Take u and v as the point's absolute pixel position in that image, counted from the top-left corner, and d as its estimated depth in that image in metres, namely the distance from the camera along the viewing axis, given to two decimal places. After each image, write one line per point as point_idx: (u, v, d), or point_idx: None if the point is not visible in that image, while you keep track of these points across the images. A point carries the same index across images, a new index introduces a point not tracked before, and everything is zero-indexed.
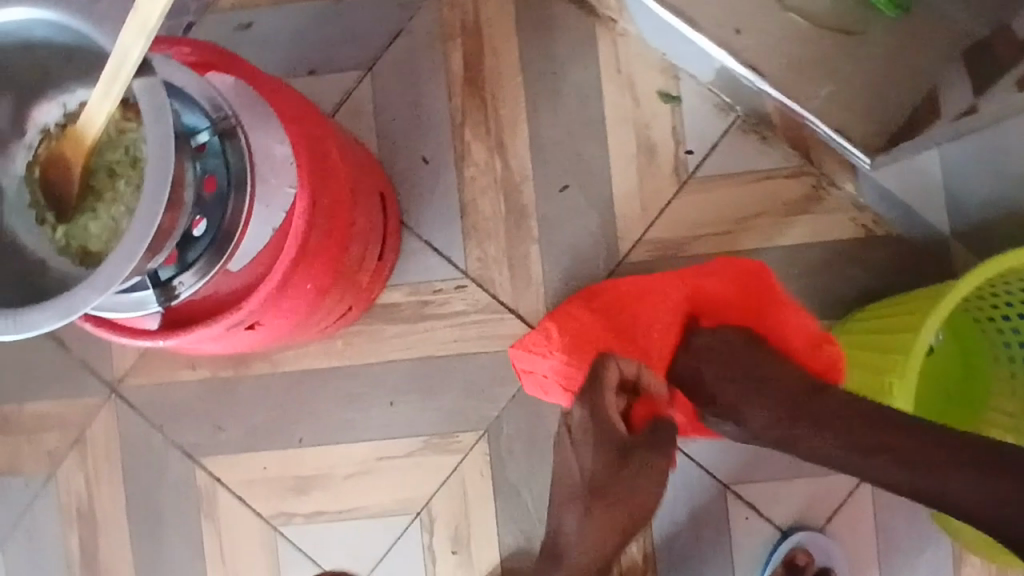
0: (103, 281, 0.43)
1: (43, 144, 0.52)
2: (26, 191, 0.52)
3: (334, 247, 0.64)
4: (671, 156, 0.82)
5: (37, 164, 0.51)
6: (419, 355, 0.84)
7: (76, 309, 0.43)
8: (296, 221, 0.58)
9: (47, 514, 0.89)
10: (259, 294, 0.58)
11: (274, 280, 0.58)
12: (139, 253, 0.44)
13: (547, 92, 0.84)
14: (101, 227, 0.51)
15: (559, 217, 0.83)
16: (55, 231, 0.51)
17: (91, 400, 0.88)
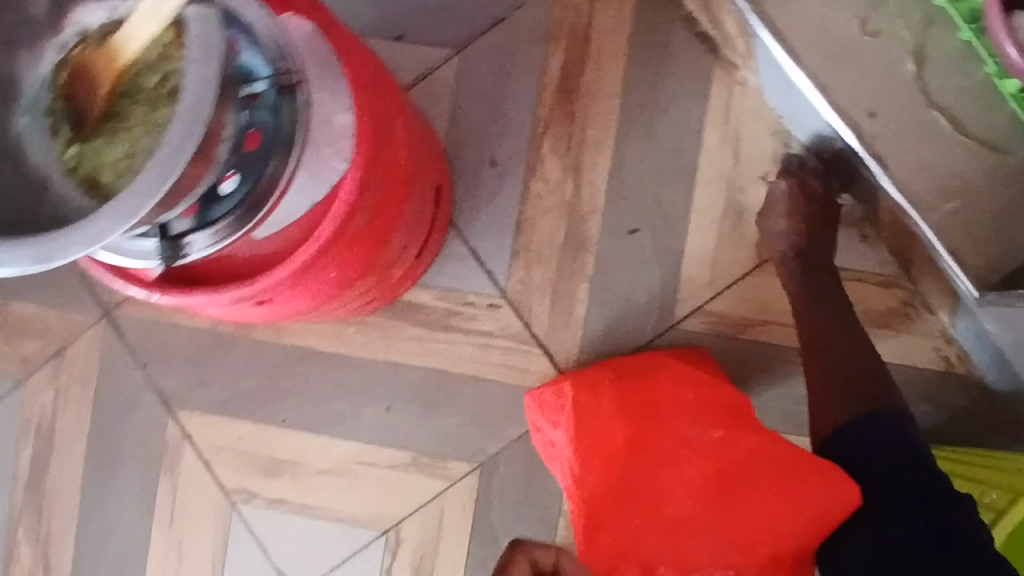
0: (93, 228, 0.36)
1: (77, 48, 0.44)
2: (45, 97, 0.44)
3: (373, 235, 0.57)
4: (757, 229, 0.74)
5: (67, 72, 0.44)
6: (431, 366, 0.77)
7: (55, 254, 0.36)
8: (338, 203, 0.51)
9: (6, 421, 0.84)
10: (277, 275, 0.51)
11: (297, 263, 0.51)
12: (144, 207, 0.37)
13: (642, 125, 0.76)
14: (121, 158, 0.43)
15: (619, 261, 0.76)
16: (68, 151, 0.44)
17: (81, 318, 0.82)
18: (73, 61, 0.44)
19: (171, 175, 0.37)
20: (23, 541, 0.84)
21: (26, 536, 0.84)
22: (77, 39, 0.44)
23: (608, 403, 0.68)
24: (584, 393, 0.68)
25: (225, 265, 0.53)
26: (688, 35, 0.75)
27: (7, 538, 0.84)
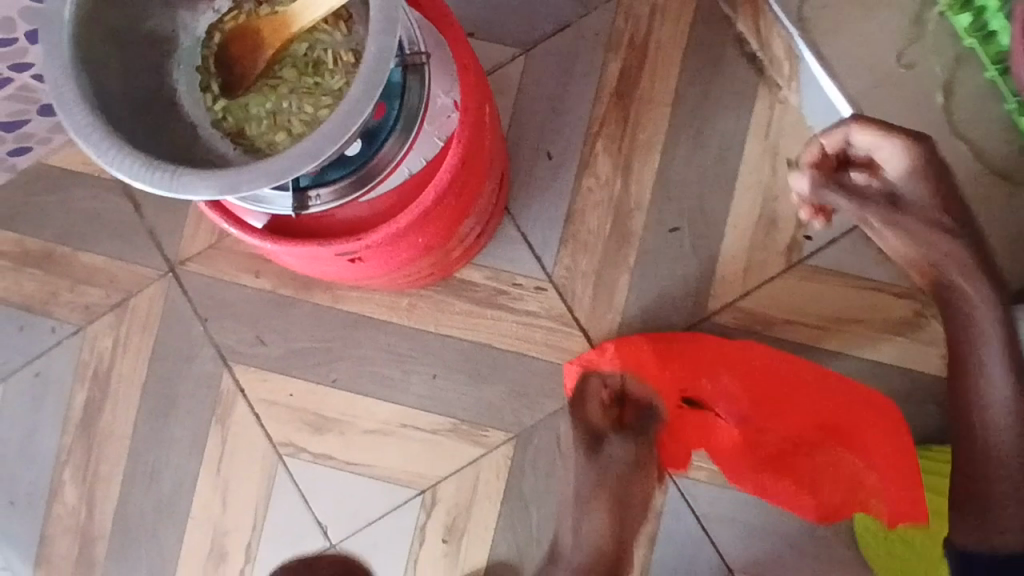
0: (277, 168, 0.41)
1: (233, 15, 0.51)
2: (200, 52, 0.51)
3: (457, 209, 0.63)
4: (788, 236, 0.81)
5: (223, 33, 0.50)
6: (478, 339, 0.83)
7: (240, 188, 0.41)
8: (440, 174, 0.57)
9: (63, 364, 0.88)
10: (381, 233, 0.57)
11: (400, 224, 0.56)
12: (324, 154, 0.42)
13: (690, 132, 0.82)
14: (265, 116, 0.50)
15: (659, 256, 0.82)
16: (215, 102, 0.50)
17: (146, 271, 0.87)
18: (228, 25, 0.50)
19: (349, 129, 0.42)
20: (68, 481, 0.87)
21: (72, 475, 0.87)
22: (232, 4, 0.51)
23: (649, 358, 0.78)
24: (625, 352, 0.78)
25: (328, 222, 0.58)
26: (738, 53, 0.82)
27: (52, 476, 0.88)
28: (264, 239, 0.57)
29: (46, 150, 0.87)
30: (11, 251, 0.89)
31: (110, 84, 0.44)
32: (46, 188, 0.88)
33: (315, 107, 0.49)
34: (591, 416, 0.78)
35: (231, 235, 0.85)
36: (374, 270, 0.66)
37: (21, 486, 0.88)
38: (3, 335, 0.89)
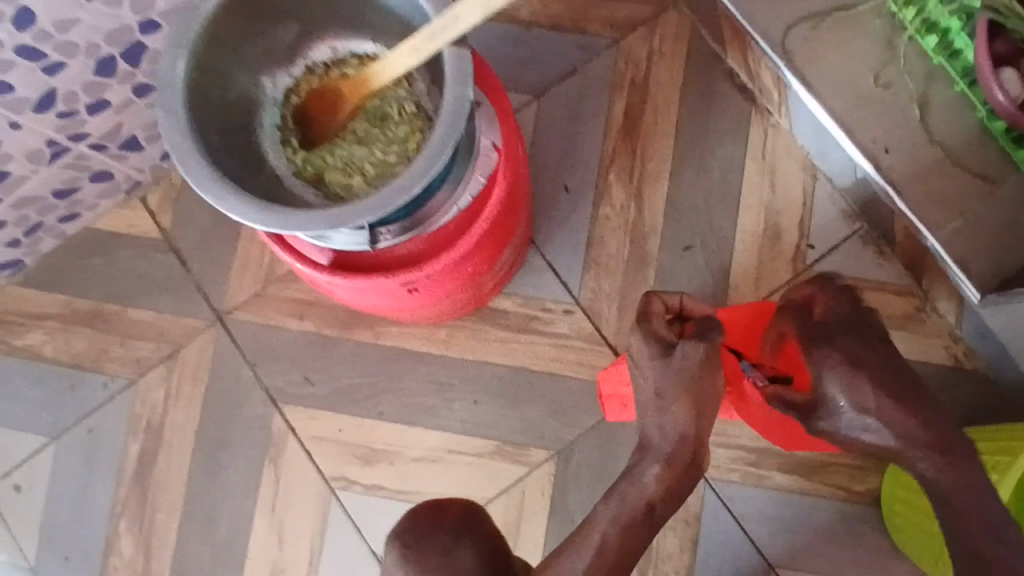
0: (377, 203, 0.49)
1: (308, 78, 0.63)
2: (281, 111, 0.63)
3: (497, 240, 0.72)
4: (793, 246, 0.88)
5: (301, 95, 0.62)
6: (514, 364, 0.88)
7: (344, 221, 0.49)
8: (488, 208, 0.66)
9: (116, 418, 0.92)
10: (439, 262, 0.66)
11: (455, 252, 0.66)
12: (413, 187, 0.50)
13: (694, 159, 0.90)
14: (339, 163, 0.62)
15: (676, 273, 0.89)
16: (296, 154, 0.62)
17: (194, 323, 0.92)
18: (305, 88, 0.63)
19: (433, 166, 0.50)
20: (125, 531, 0.90)
21: (128, 525, 0.91)
22: (305, 69, 0.64)
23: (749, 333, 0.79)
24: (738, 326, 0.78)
25: (388, 257, 0.66)
26: (730, 85, 0.91)
27: (110, 527, 0.91)
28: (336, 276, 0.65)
29: (95, 215, 0.93)
30: (62, 314, 0.94)
31: (224, 142, 0.55)
32: (94, 252, 0.94)
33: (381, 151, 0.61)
34: (658, 330, 0.70)
35: (275, 282, 0.91)
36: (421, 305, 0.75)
37: (76, 541, 0.91)
38: (58, 394, 0.93)
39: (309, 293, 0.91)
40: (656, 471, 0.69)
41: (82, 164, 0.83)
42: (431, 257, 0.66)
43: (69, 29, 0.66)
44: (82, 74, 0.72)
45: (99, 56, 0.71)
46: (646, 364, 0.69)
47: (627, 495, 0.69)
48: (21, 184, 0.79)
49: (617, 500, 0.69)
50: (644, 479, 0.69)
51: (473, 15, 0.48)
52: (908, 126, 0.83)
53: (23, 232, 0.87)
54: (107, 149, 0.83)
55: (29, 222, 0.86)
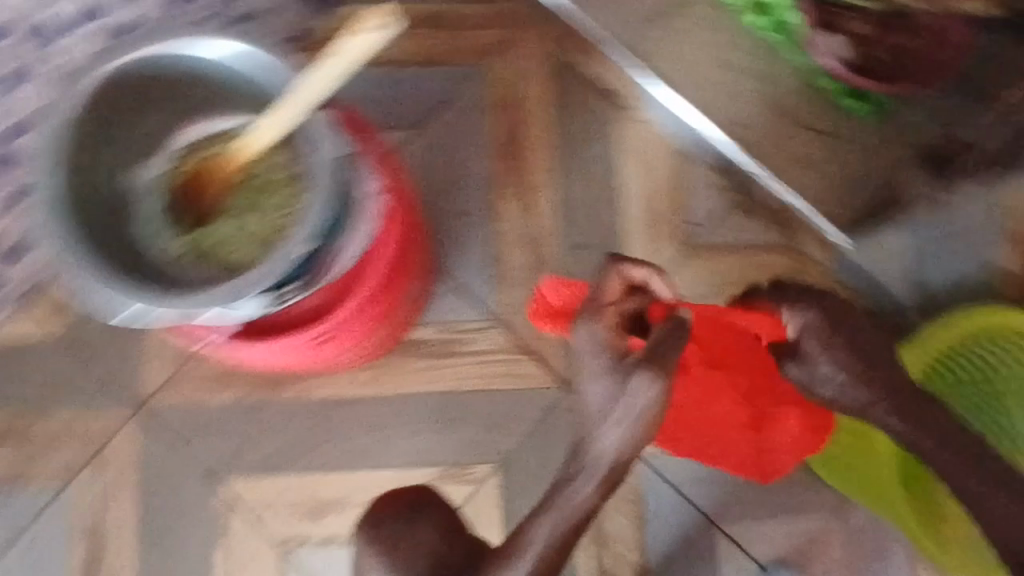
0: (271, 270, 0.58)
1: (182, 158, 0.67)
2: (160, 194, 0.66)
3: (400, 276, 0.76)
4: (678, 227, 0.95)
5: (177, 176, 0.66)
6: (442, 388, 0.91)
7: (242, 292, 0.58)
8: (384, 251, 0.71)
9: (48, 532, 0.89)
10: (345, 311, 0.70)
11: (359, 299, 0.71)
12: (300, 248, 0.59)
13: (573, 164, 0.96)
14: (231, 235, 0.66)
15: (577, 272, 0.94)
16: (184, 235, 0.66)
17: (115, 417, 0.90)
18: (181, 169, 0.66)
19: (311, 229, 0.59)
20: None
21: None
22: (177, 149, 0.67)
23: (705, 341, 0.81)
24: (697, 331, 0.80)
25: (295, 313, 0.70)
26: (592, 89, 0.96)
27: None
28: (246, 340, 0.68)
29: None
30: None
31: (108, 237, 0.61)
32: None
33: (267, 219, 0.66)
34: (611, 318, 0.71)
35: (192, 359, 0.91)
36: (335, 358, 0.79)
37: None
38: None
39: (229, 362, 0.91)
40: (591, 492, 0.72)
41: None
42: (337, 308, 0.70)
43: None
44: None
45: None
46: (592, 352, 0.70)
47: (567, 504, 0.72)
48: None
49: (555, 509, 0.73)
50: (577, 497, 0.72)
51: (314, 84, 0.56)
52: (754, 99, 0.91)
53: None
54: None
55: None
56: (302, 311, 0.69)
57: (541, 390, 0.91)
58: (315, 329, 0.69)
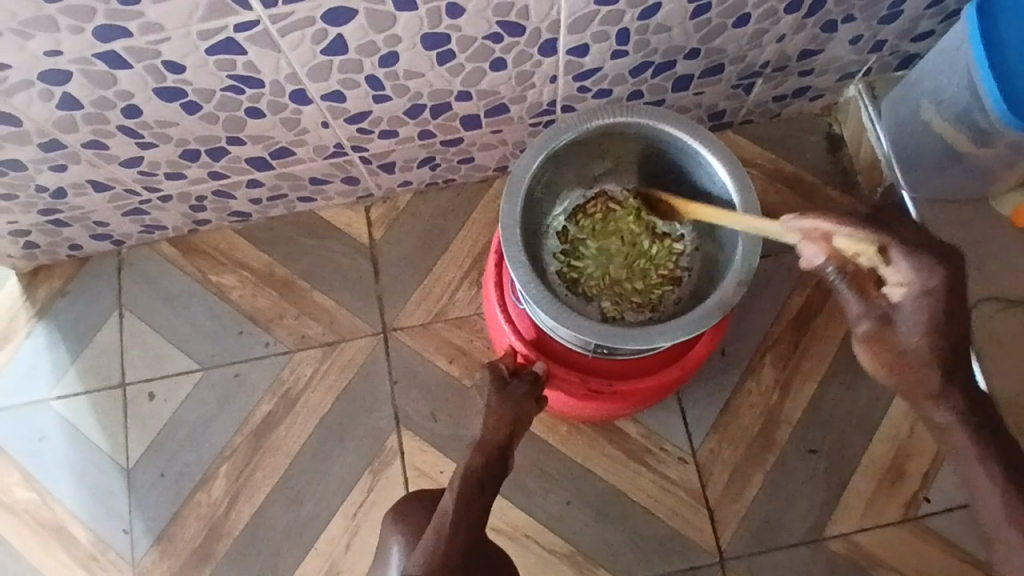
0: (630, 336, 0.64)
1: (594, 201, 0.82)
2: (565, 219, 0.81)
3: (662, 395, 0.79)
4: (911, 493, 0.93)
5: (583, 215, 0.81)
6: (616, 484, 0.96)
7: (607, 336, 0.64)
8: (669, 370, 0.75)
9: (263, 376, 1.03)
10: (601, 387, 0.75)
11: (617, 389, 0.75)
12: (673, 337, 0.64)
13: (848, 375, 0.96)
14: (596, 279, 0.81)
15: (793, 470, 0.94)
16: (562, 260, 0.81)
17: (365, 326, 1.04)
18: (590, 209, 0.82)
19: (691, 327, 0.65)
20: (222, 474, 1.00)
21: (226, 472, 1.00)
22: (595, 194, 0.82)
23: None
24: None
25: (569, 356, 0.76)
26: None
27: (209, 466, 1.00)
28: (525, 345, 0.75)
29: (324, 204, 1.07)
30: (260, 269, 1.07)
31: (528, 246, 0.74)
32: (309, 234, 1.07)
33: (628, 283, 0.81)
34: None
35: (443, 321, 1.03)
36: (568, 405, 0.83)
37: (177, 464, 1.00)
38: (224, 333, 1.05)
39: (465, 343, 1.02)
40: None
41: (343, 167, 0.98)
42: (598, 379, 0.75)
43: (414, 78, 0.81)
44: (399, 109, 0.87)
45: (417, 102, 0.86)
46: None
47: None
48: (265, 126, 0.85)
49: None
50: None
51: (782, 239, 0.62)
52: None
53: (268, 197, 1.02)
54: (365, 157, 0.96)
55: (279, 191, 1.01)
56: (575, 360, 0.75)
57: (696, 543, 0.93)
58: (574, 386, 0.75)
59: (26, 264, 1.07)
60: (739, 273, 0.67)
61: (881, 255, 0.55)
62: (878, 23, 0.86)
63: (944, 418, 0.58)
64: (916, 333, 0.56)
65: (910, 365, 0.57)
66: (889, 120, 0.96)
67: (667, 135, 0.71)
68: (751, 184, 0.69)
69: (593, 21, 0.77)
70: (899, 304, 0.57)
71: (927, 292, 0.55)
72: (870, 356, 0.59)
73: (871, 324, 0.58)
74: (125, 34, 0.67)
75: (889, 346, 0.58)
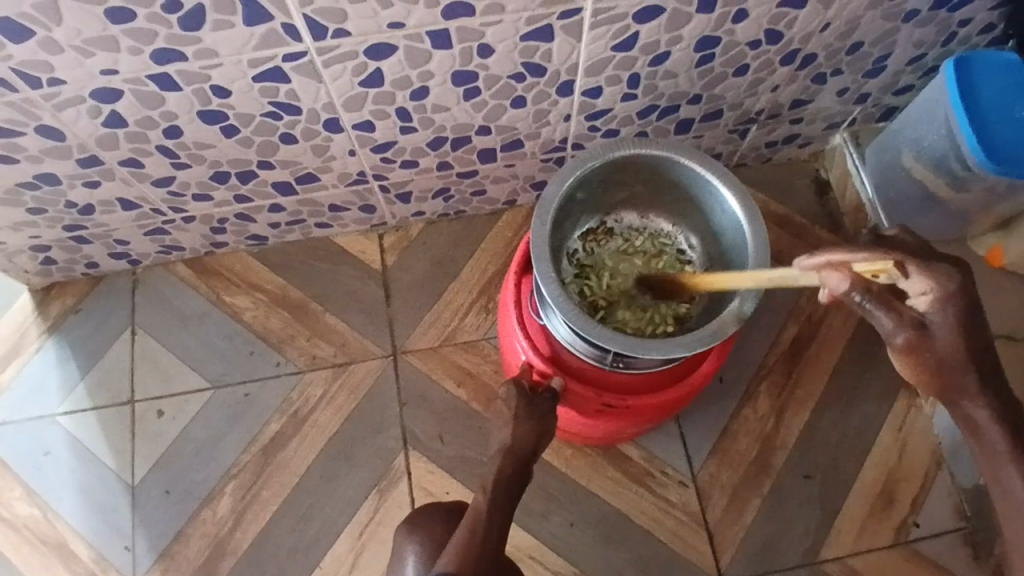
0: (651, 347, 0.69)
1: (607, 226, 0.89)
2: (581, 241, 0.88)
3: (668, 412, 0.83)
4: (901, 518, 0.97)
5: (598, 238, 0.88)
6: (619, 506, 0.98)
7: (630, 347, 0.69)
8: (677, 387, 0.80)
9: (272, 395, 1.05)
10: (613, 399, 0.79)
11: (628, 402, 0.79)
12: (689, 349, 0.70)
13: (838, 405, 1.01)
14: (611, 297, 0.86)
15: (788, 495, 0.98)
16: (579, 279, 0.87)
17: (376, 349, 1.07)
18: (603, 233, 0.88)
19: (705, 340, 0.70)
20: (228, 493, 1.01)
21: (232, 490, 1.01)
22: (607, 219, 0.89)
23: None
24: None
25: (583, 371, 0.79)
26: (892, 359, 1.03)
27: (216, 484, 1.01)
28: (542, 359, 0.79)
29: (339, 231, 1.11)
30: (274, 291, 1.10)
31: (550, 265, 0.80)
32: (323, 259, 1.11)
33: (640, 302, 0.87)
34: None
35: (451, 345, 1.07)
36: (575, 422, 0.86)
37: (183, 482, 1.01)
38: (236, 353, 1.07)
39: (473, 367, 1.06)
40: None
41: (362, 195, 1.03)
42: (610, 392, 0.79)
43: (440, 112, 0.87)
44: (422, 141, 0.92)
45: (440, 135, 0.92)
46: None
47: None
48: (296, 151, 0.90)
49: None
50: None
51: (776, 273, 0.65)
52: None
53: (287, 221, 1.06)
54: (384, 186, 1.01)
55: (298, 216, 1.05)
56: (588, 374, 0.79)
57: (696, 565, 0.96)
58: (588, 398, 0.79)
59: (41, 280, 1.08)
60: (747, 289, 0.73)
61: (897, 270, 0.58)
62: (863, 77, 0.94)
63: (979, 414, 0.59)
64: (949, 336, 0.58)
65: (949, 367, 0.58)
66: (873, 166, 1.05)
67: (678, 167, 0.78)
68: (757, 210, 0.75)
69: (609, 65, 0.84)
70: (927, 312, 0.58)
71: (949, 295, 0.58)
72: (908, 366, 0.60)
73: (908, 335, 0.58)
74: (181, 58, 0.71)
75: (926, 352, 0.58)
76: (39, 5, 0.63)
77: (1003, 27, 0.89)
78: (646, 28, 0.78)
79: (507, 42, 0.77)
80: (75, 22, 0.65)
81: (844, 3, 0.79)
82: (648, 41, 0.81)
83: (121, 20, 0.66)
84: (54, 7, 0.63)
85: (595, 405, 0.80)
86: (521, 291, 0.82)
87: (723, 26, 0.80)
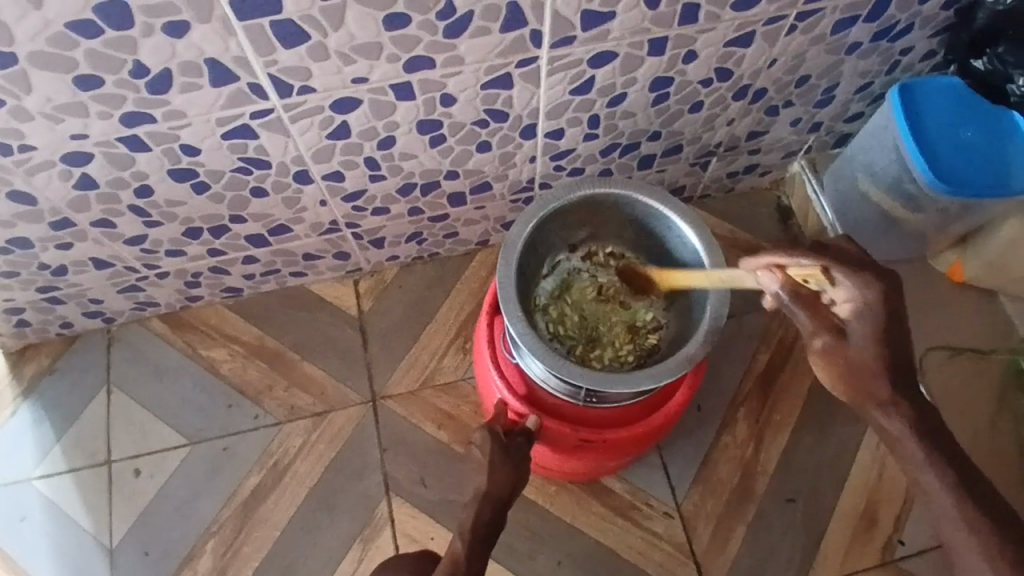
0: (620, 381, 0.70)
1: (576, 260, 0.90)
2: (551, 278, 0.90)
3: (646, 444, 0.84)
4: (886, 537, 0.98)
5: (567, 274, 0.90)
6: (604, 542, 0.98)
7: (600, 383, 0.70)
8: (651, 419, 0.80)
9: (251, 448, 1.04)
10: (590, 433, 0.79)
11: (604, 436, 0.79)
12: (657, 381, 0.71)
13: (815, 427, 1.03)
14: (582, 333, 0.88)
15: (772, 519, 0.99)
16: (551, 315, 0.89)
17: (355, 396, 1.07)
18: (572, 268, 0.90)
19: (674, 372, 0.71)
20: (208, 551, 0.99)
21: (213, 547, 1.00)
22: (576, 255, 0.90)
23: None
24: None
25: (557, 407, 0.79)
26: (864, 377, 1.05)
27: (195, 542, 1.00)
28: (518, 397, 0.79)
29: (314, 279, 1.12)
30: (250, 342, 1.10)
31: None
32: (300, 307, 1.12)
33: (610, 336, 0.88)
34: None
35: (430, 387, 1.07)
36: (552, 460, 0.86)
37: (163, 541, 1.00)
38: (213, 408, 1.06)
39: (452, 408, 1.06)
40: None
41: (336, 243, 1.04)
42: (586, 425, 0.79)
43: (407, 159, 0.89)
44: (393, 187, 0.94)
45: (410, 181, 0.94)
46: None
47: None
48: (268, 205, 0.91)
49: None
50: None
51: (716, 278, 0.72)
52: (1011, 439, 1.02)
53: (262, 272, 1.07)
54: (357, 233, 1.03)
55: (273, 266, 1.06)
56: (564, 411, 0.79)
57: None
58: (564, 434, 0.79)
59: (14, 343, 1.08)
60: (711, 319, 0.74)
61: (826, 277, 0.61)
62: (814, 108, 0.98)
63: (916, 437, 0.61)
64: (870, 343, 0.61)
65: (860, 370, 0.61)
66: (831, 190, 1.08)
67: (639, 204, 0.80)
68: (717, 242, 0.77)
69: (568, 108, 0.87)
70: (848, 320, 0.62)
71: (868, 305, 0.60)
72: (828, 371, 0.63)
73: (826, 340, 0.62)
74: (151, 120, 0.73)
75: (845, 358, 0.62)
76: (10, 76, 0.64)
77: (943, 53, 0.92)
78: (601, 72, 0.81)
79: (469, 91, 0.79)
80: (45, 91, 0.67)
81: (789, 40, 0.83)
82: (604, 84, 0.84)
83: (90, 87, 0.67)
84: (24, 77, 0.65)
85: (573, 441, 0.80)
86: (494, 330, 0.83)
87: (675, 67, 0.83)
